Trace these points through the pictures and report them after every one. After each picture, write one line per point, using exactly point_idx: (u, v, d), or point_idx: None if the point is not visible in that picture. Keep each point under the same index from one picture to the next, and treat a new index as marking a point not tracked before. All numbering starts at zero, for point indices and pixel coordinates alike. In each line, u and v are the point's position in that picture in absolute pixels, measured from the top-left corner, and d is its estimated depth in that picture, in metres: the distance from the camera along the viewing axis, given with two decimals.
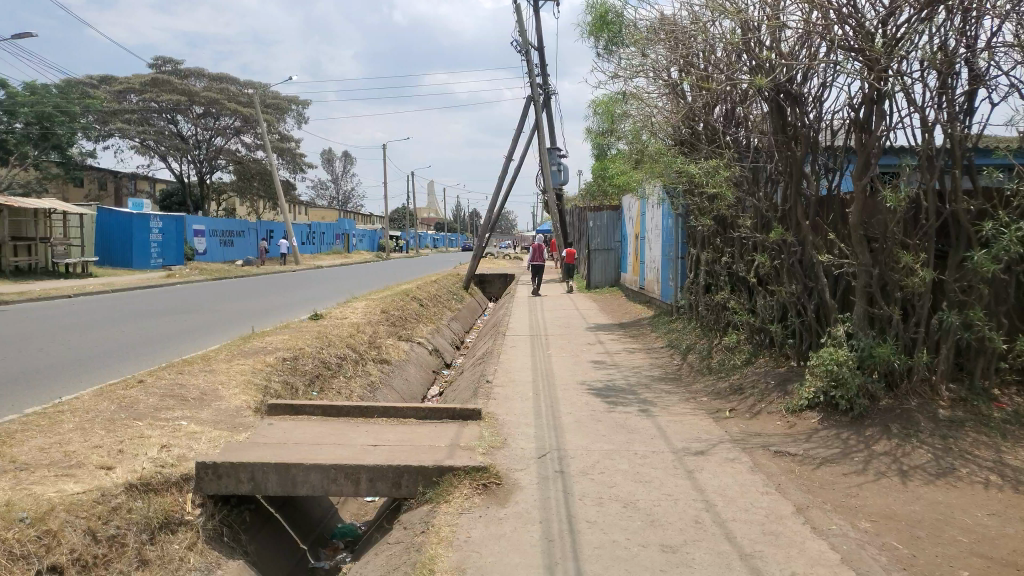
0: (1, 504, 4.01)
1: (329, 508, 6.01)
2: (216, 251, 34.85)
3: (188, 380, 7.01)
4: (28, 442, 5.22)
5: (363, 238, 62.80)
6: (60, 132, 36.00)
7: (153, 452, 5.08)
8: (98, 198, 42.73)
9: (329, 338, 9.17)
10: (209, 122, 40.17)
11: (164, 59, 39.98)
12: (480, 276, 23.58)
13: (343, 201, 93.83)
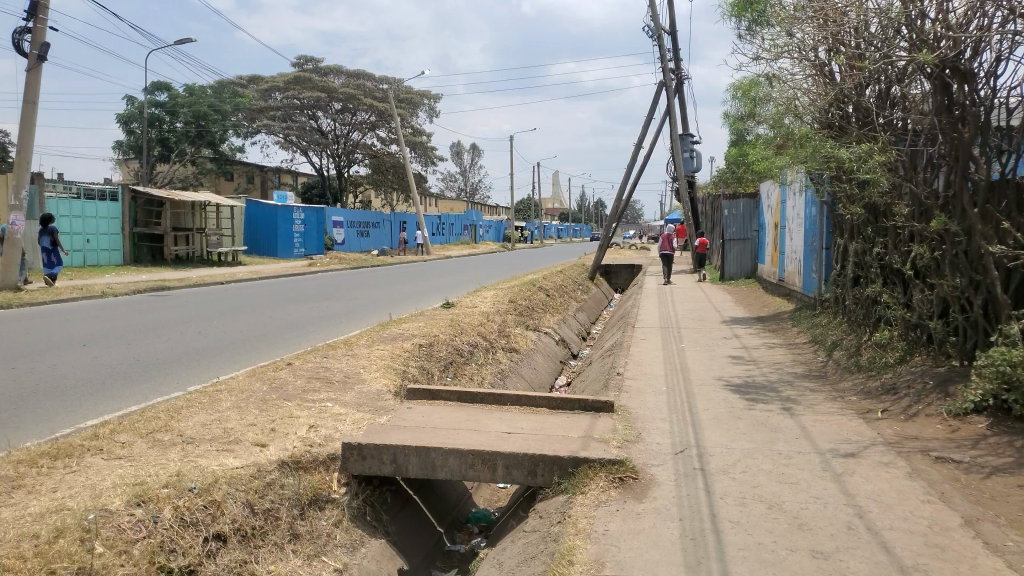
0: (172, 474, 4.34)
1: (464, 493, 6.13)
2: (352, 241, 36.41)
3: (332, 364, 7.34)
4: (192, 418, 5.61)
5: (490, 230, 63.78)
6: (214, 130, 39.09)
7: (302, 431, 5.35)
8: (246, 190, 45.65)
9: (461, 325, 9.34)
10: (347, 117, 41.91)
11: (305, 58, 41.93)
12: (607, 266, 23.39)
13: (470, 192, 95.69)
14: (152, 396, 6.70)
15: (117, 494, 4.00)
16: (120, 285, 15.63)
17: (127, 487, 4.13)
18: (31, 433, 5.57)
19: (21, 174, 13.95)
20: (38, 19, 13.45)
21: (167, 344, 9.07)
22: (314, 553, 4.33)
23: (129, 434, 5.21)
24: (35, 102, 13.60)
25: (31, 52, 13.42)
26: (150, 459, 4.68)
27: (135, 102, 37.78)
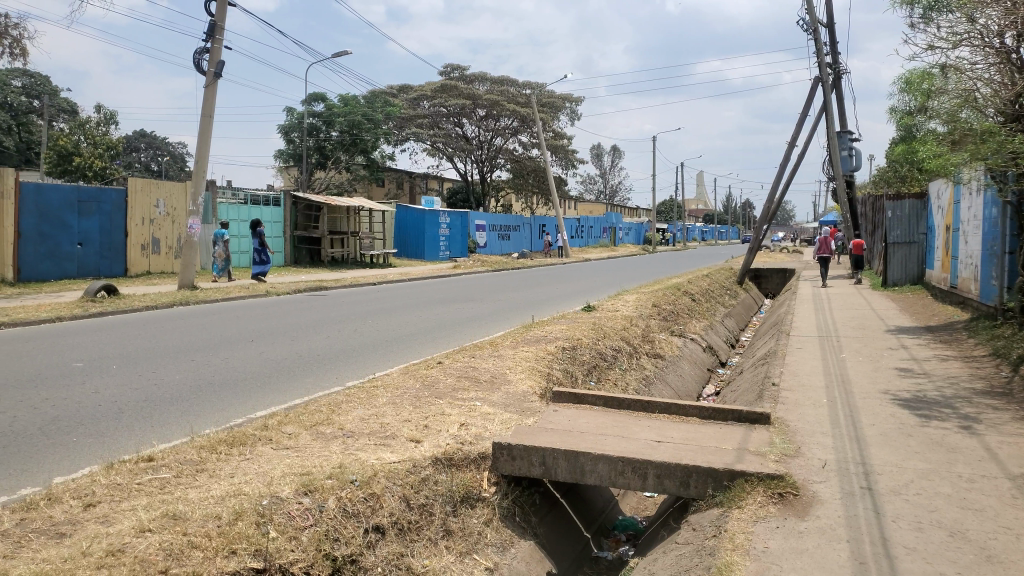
0: (335, 466, 4.57)
1: (611, 499, 6.06)
2: (494, 244, 37.15)
3: (479, 364, 7.49)
4: (352, 412, 5.90)
5: (630, 233, 63.13)
6: (366, 138, 40.93)
7: (454, 429, 5.48)
8: (395, 196, 47.71)
9: (604, 329, 9.26)
10: (490, 123, 42.81)
11: (452, 66, 43.16)
12: (756, 271, 22.53)
13: (611, 195, 95.33)
14: (313, 390, 7.10)
15: (287, 483, 4.26)
16: (282, 285, 16.73)
17: (295, 476, 4.39)
18: (210, 420, 6.06)
19: (200, 184, 15.24)
20: (215, 39, 14.63)
21: (325, 341, 9.59)
22: (466, 551, 4.41)
23: (295, 426, 5.53)
24: (212, 116, 14.80)
25: (209, 70, 14.62)
26: (315, 450, 4.95)
27: (295, 114, 40.42)
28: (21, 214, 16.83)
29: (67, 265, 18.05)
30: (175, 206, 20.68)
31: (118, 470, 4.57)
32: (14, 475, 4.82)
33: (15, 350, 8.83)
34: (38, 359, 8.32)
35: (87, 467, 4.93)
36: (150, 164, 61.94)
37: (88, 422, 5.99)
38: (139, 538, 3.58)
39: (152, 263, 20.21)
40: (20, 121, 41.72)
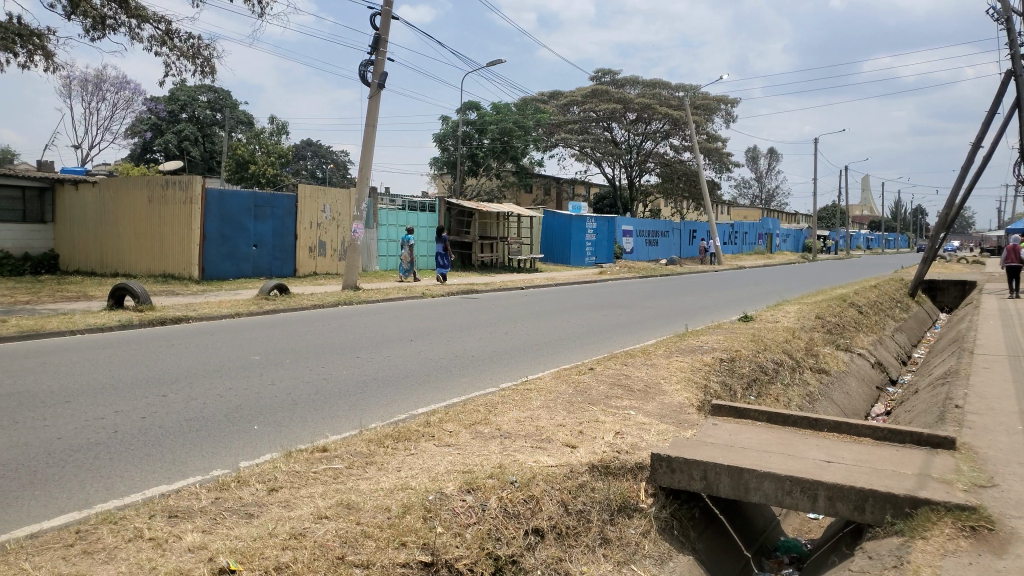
0: (495, 466, 4.66)
1: (773, 519, 5.80)
2: (641, 250, 36.70)
3: (632, 372, 7.40)
4: (508, 413, 5.99)
5: (787, 239, 60.43)
6: (517, 145, 41.63)
7: (610, 437, 5.44)
8: (543, 202, 48.30)
9: (764, 341, 8.89)
10: (641, 128, 42.46)
11: (604, 70, 43.14)
12: (929, 282, 20.89)
13: (766, 200, 91.73)
14: (470, 390, 7.28)
15: (450, 479, 4.39)
16: (436, 288, 17.33)
17: (458, 473, 4.51)
18: (375, 414, 6.36)
19: (363, 190, 16.07)
20: (380, 52, 15.39)
21: (479, 343, 9.82)
22: (624, 560, 4.36)
23: (455, 424, 5.70)
24: (375, 124, 15.56)
25: (373, 81, 15.40)
26: (475, 449, 5.07)
27: (449, 122, 41.80)
28: (206, 217, 18.47)
29: (244, 265, 19.60)
30: (340, 211, 22.01)
31: (296, 458, 4.89)
32: (206, 457, 5.27)
33: (203, 343, 9.69)
34: (224, 351, 9.08)
35: (268, 454, 5.31)
36: (315, 170, 66.12)
37: (267, 412, 6.46)
38: (317, 524, 3.80)
39: (318, 265, 21.53)
40: (205, 133, 45.73)
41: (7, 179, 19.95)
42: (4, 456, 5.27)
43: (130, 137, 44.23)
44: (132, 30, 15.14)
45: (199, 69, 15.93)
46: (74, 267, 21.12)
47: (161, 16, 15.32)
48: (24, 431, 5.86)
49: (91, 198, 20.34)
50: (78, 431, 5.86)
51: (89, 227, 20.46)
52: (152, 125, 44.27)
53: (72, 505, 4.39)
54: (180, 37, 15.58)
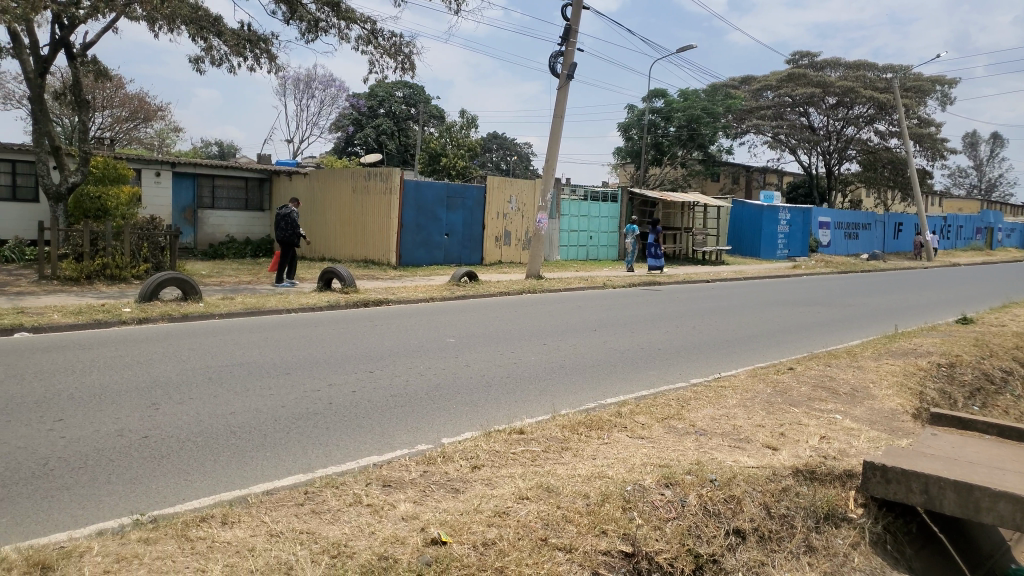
0: (693, 462, 4.55)
1: (1003, 543, 5.21)
2: (839, 244, 34.39)
3: (838, 374, 6.94)
4: (702, 410, 5.84)
5: (1012, 234, 54.17)
6: (705, 133, 39.97)
7: (814, 441, 5.16)
8: (731, 191, 46.57)
9: (990, 347, 8.03)
10: (841, 112, 39.79)
11: (801, 53, 41.13)
12: None
13: (986, 190, 82.73)
14: (659, 384, 7.18)
15: (648, 472, 4.34)
16: (619, 278, 17.22)
17: (655, 467, 4.46)
18: (567, 401, 6.44)
19: (549, 181, 16.28)
20: (569, 43, 15.50)
21: (666, 336, 9.66)
22: (831, 571, 4.14)
23: (647, 416, 5.64)
24: (563, 115, 15.71)
25: (562, 73, 15.56)
26: (670, 443, 4.99)
27: (635, 111, 41.33)
28: (402, 207, 19.56)
29: (436, 253, 20.57)
30: (525, 202, 22.49)
31: (495, 438, 5.06)
32: (410, 431, 5.59)
33: (401, 324, 10.30)
34: (420, 333, 9.59)
35: (467, 432, 5.53)
36: (501, 163, 68.25)
37: (464, 393, 6.74)
38: (519, 505, 3.91)
39: (503, 253, 22.14)
40: (400, 127, 48.39)
41: (234, 171, 22.63)
42: (239, 419, 5.91)
43: (335, 132, 47.87)
44: (342, 32, 16.31)
45: (399, 65, 16.86)
46: None
47: (367, 17, 16.37)
48: (254, 398, 6.52)
49: (303, 188, 22.26)
50: (298, 401, 6.44)
51: (300, 215, 22.37)
52: (354, 120, 47.68)
53: (298, 468, 4.83)
54: (383, 36, 16.58)
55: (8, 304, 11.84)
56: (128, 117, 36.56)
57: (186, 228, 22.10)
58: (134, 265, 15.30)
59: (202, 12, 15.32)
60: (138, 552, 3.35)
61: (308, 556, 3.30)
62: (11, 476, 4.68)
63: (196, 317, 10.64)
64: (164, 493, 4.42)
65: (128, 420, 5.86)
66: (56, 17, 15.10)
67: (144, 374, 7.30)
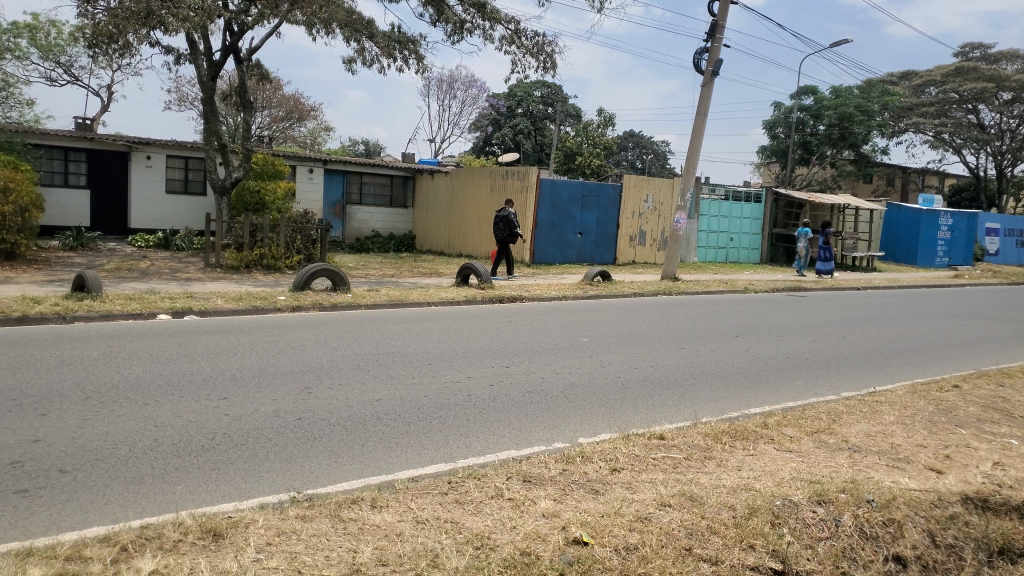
0: (848, 480, 4.28)
1: None
2: (1009, 252, 31.50)
3: (1011, 396, 6.34)
4: (855, 425, 5.50)
5: None
6: (858, 131, 37.70)
7: (986, 466, 4.73)
8: (885, 194, 43.66)
9: None
10: (1017, 109, 36.54)
11: (972, 45, 38.25)
12: None
13: None
14: (806, 395, 6.82)
15: (798, 488, 4.12)
16: (761, 283, 16.58)
17: (806, 483, 4.23)
18: (708, 408, 6.26)
19: (689, 180, 15.87)
20: (715, 39, 15.06)
21: (813, 345, 9.17)
22: None
23: (795, 429, 5.37)
24: (706, 113, 15.29)
25: (707, 69, 15.13)
26: (821, 459, 4.74)
27: (782, 109, 39.60)
28: (538, 205, 19.72)
29: (570, 252, 20.57)
30: (662, 201, 22.06)
31: (634, 442, 4.98)
32: (547, 429, 5.60)
33: (536, 322, 10.38)
34: (554, 331, 9.63)
35: (605, 434, 5.49)
36: (636, 162, 67.54)
37: (601, 393, 6.70)
38: (662, 511, 3.82)
39: (638, 254, 21.83)
40: (537, 126, 48.83)
41: (380, 168, 23.63)
42: (384, 406, 6.15)
43: (474, 131, 48.90)
44: (486, 32, 16.63)
45: (541, 65, 17.00)
46: (425, 246, 23.94)
47: (511, 17, 16.61)
48: (398, 387, 6.78)
49: (444, 185, 22.91)
50: (439, 391, 6.63)
51: (441, 212, 23.03)
52: (493, 119, 48.50)
53: (440, 457, 4.95)
54: (526, 36, 16.76)
55: (178, 288, 12.91)
56: (284, 116, 39.00)
57: (336, 223, 23.33)
58: (288, 257, 16.29)
59: (356, 16, 16.07)
60: (296, 528, 3.54)
61: (453, 546, 3.37)
62: (182, 447, 5.08)
63: (343, 307, 11.18)
64: (317, 473, 4.66)
65: (283, 401, 6.23)
66: (227, 24, 16.30)
67: (296, 359, 7.76)
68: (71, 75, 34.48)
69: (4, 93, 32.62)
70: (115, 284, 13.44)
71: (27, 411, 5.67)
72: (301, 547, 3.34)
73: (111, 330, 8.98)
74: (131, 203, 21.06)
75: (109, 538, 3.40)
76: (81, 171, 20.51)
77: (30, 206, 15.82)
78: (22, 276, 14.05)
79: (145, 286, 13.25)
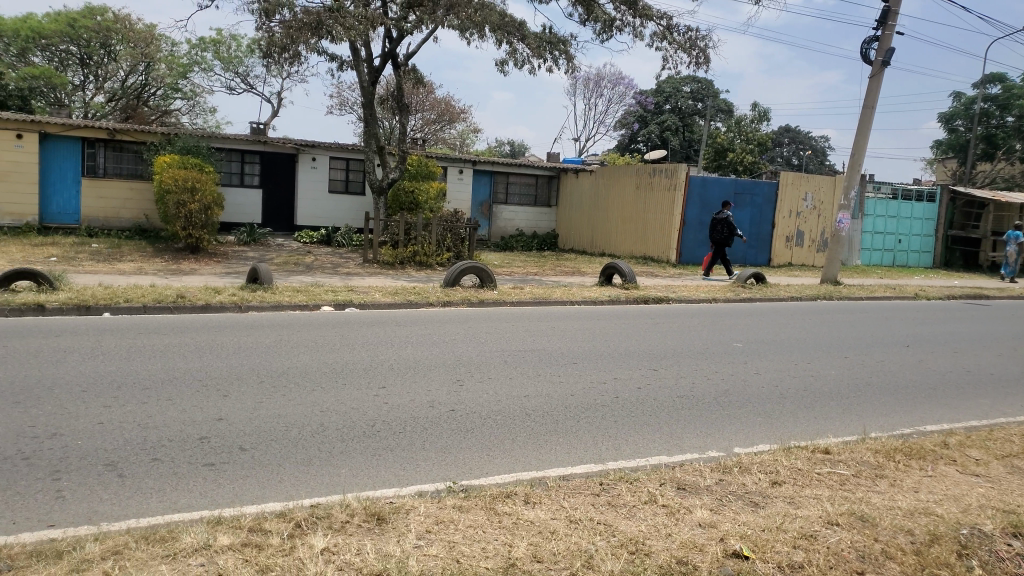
0: None
1: None
2: None
3: None
4: None
5: None
6: None
7: None
8: None
9: None
10: None
11: None
12: None
13: None
14: (991, 414, 6.22)
15: (987, 517, 3.75)
16: (934, 289, 15.35)
17: (996, 511, 3.85)
18: (876, 423, 5.85)
19: (854, 178, 14.94)
20: (887, 27, 14.06)
21: (998, 360, 8.35)
22: None
23: (981, 452, 4.91)
24: (874, 106, 14.32)
25: (876, 59, 14.16)
26: (1013, 486, 4.30)
27: (964, 98, 36.47)
28: (687, 204, 19.22)
29: None
30: (823, 199, 20.84)
31: (796, 455, 4.73)
32: (700, 436, 5.44)
33: (684, 324, 10.13)
34: (705, 335, 9.36)
35: (763, 444, 5.26)
36: (791, 158, 64.56)
37: (756, 401, 6.43)
38: (829, 530, 3.61)
39: (794, 255, 20.82)
40: (686, 123, 47.73)
41: (529, 167, 23.93)
42: (533, 403, 6.21)
43: (621, 130, 48.40)
44: (638, 29, 16.43)
45: (693, 60, 16.59)
46: (570, 244, 24.02)
47: (663, 13, 16.31)
48: (546, 384, 6.84)
49: (590, 183, 22.82)
50: (586, 391, 6.62)
51: (586, 211, 22.97)
52: (640, 117, 47.81)
53: (590, 458, 4.92)
54: (678, 31, 16.39)
55: (341, 282, 13.70)
56: (436, 119, 40.46)
57: (483, 221, 23.86)
58: (439, 254, 16.85)
59: (508, 19, 16.33)
60: (453, 518, 3.64)
61: (608, 549, 3.34)
62: (346, 432, 5.38)
63: (490, 303, 11.42)
64: (470, 465, 4.77)
65: (438, 393, 6.44)
66: (387, 31, 17.08)
67: (448, 353, 8.02)
68: (247, 84, 37.36)
69: (191, 102, 35.85)
70: (284, 277, 14.47)
71: (212, 391, 6.21)
72: (460, 537, 3.43)
73: (282, 320, 9.67)
74: (299, 202, 22.54)
75: (285, 514, 3.64)
76: (255, 171, 22.08)
77: (213, 205, 17.21)
78: (205, 268, 15.41)
79: (311, 279, 14.16)
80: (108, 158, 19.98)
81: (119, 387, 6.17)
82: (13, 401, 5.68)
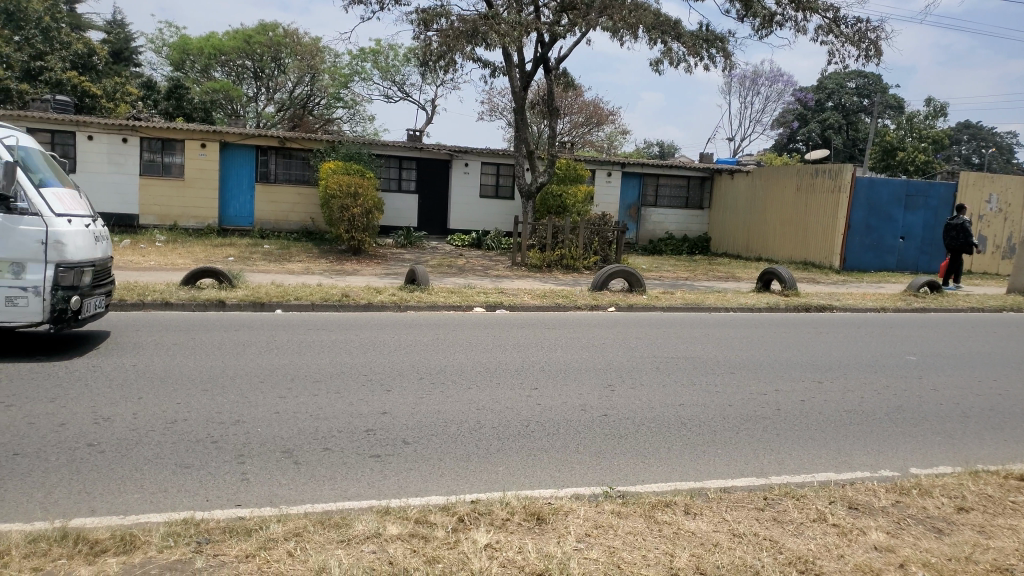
0: None
1: None
2: None
3: None
4: None
5: None
6: None
7: None
8: None
9: None
10: None
11: None
12: None
13: None
14: None
15: None
16: None
17: None
18: None
19: None
20: None
21: None
22: None
23: None
24: None
25: None
26: None
27: None
28: (853, 206, 18.09)
29: (890, 258, 18.67)
30: (1011, 201, 18.95)
31: (985, 480, 4.33)
32: (870, 453, 5.11)
33: (849, 334, 9.55)
34: (873, 346, 8.78)
35: (944, 466, 4.86)
36: (971, 156, 59.19)
37: (934, 420, 5.94)
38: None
39: (975, 262, 19.08)
40: (850, 120, 44.98)
41: (681, 170, 23.44)
42: (689, 411, 6.08)
43: (778, 129, 46.25)
44: (801, 23, 15.68)
45: (863, 53, 15.59)
46: (722, 248, 23.31)
47: (830, 5, 15.47)
48: (700, 392, 6.67)
49: (746, 185, 22.01)
50: (745, 401, 6.38)
51: (741, 214, 22.18)
52: (799, 115, 45.49)
53: (750, 471, 4.75)
54: (846, 23, 15.48)
55: (492, 284, 14.02)
56: (584, 122, 40.53)
57: (631, 224, 23.62)
58: (586, 257, 16.86)
59: (664, 18, 16.08)
60: (612, 523, 3.62)
61: (775, 566, 3.21)
62: (501, 430, 5.50)
63: (639, 307, 11.29)
64: (625, 470, 4.74)
65: (589, 397, 6.44)
66: (540, 36, 17.31)
67: (599, 357, 7.99)
68: (404, 93, 39.03)
69: (352, 111, 37.91)
70: (439, 278, 15.01)
71: (375, 386, 6.54)
72: (620, 543, 3.41)
73: (438, 319, 10.03)
74: (452, 206, 23.29)
75: (448, 508, 3.76)
76: (412, 177, 23.06)
77: (374, 209, 18.14)
78: (366, 269, 16.29)
79: (464, 281, 14.61)
80: (279, 165, 21.59)
81: (292, 379, 6.64)
82: (202, 387, 6.26)
